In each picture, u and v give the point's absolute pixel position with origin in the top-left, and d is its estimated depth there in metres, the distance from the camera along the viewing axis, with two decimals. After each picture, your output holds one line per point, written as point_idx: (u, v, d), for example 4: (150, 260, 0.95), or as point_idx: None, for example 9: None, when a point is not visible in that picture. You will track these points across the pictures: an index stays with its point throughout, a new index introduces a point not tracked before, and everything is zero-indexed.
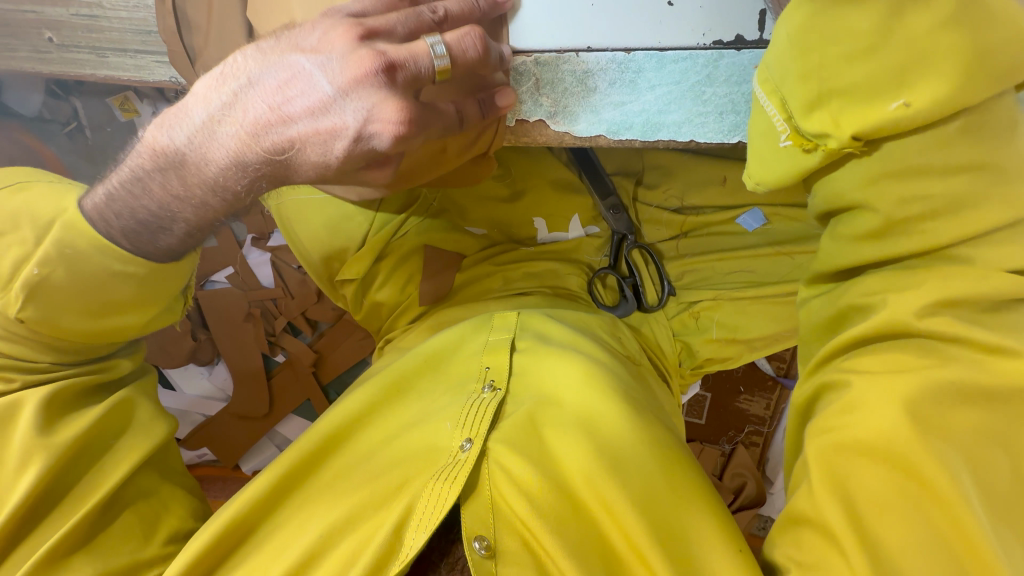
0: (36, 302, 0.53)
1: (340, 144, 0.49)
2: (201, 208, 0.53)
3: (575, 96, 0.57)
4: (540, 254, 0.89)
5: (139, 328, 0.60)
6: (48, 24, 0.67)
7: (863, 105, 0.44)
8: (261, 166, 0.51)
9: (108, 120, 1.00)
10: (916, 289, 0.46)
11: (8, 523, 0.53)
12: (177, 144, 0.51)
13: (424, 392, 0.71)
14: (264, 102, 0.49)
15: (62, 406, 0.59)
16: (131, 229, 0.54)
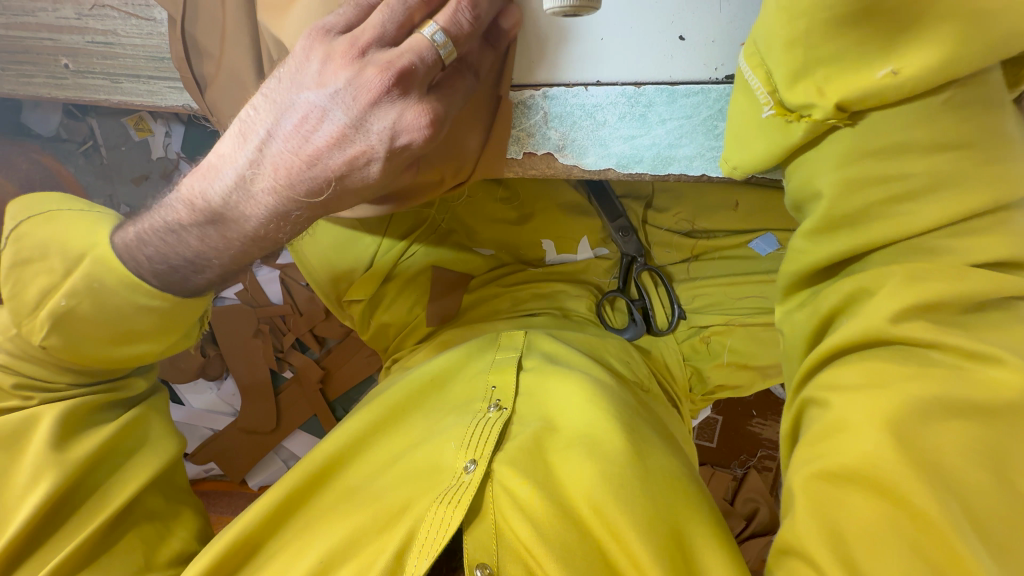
0: (60, 331, 0.53)
1: (378, 163, 0.48)
2: (255, 250, 0.54)
3: (584, 129, 0.57)
4: (549, 275, 0.88)
5: (155, 354, 0.59)
6: (65, 51, 0.68)
7: (851, 70, 0.42)
8: (301, 210, 0.51)
9: (123, 139, 1.02)
10: (893, 290, 0.43)
11: (7, 549, 0.52)
12: (212, 203, 0.50)
13: (429, 413, 0.70)
14: (289, 149, 0.48)
15: (76, 421, 0.60)
16: (163, 269, 0.53)
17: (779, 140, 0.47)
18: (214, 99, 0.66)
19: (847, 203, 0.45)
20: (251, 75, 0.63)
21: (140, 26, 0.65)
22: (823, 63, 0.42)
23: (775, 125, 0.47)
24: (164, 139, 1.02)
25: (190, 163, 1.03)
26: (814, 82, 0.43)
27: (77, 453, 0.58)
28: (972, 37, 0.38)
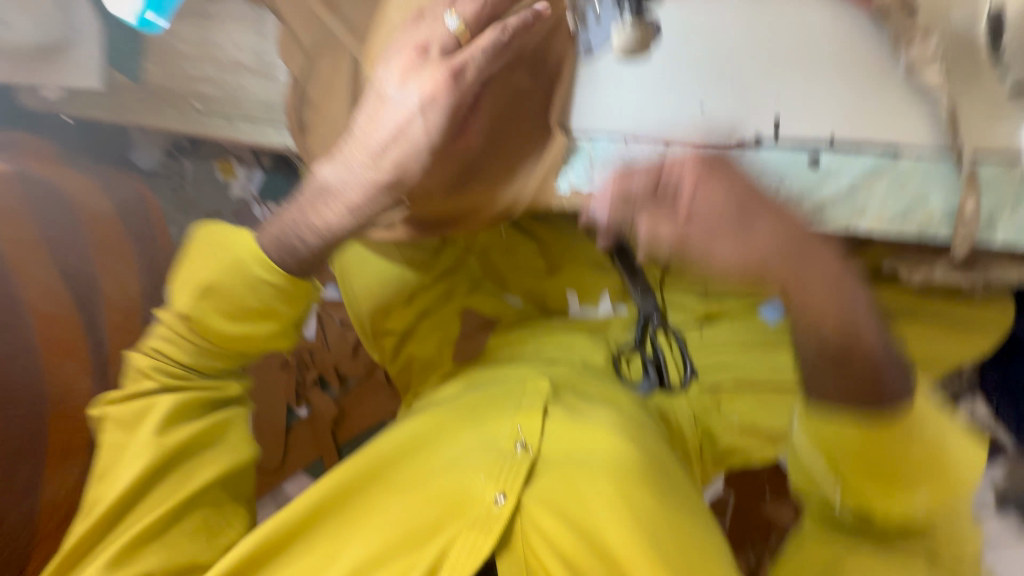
0: (209, 297, 0.62)
1: (424, 115, 0.55)
2: (349, 225, 0.59)
3: (620, 174, 0.58)
4: (570, 326, 0.94)
5: (261, 340, 0.65)
6: (196, 96, 0.86)
7: (886, 485, 0.55)
8: (368, 167, 0.57)
9: (207, 177, 1.21)
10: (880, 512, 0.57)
11: (102, 514, 0.59)
12: (316, 184, 0.59)
13: (458, 436, 0.66)
14: (355, 119, 0.58)
15: (188, 410, 0.65)
16: (274, 244, 0.61)
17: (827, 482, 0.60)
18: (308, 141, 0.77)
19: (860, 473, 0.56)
20: None
21: (262, 83, 0.83)
22: (867, 495, 0.57)
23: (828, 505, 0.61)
24: (243, 181, 1.21)
25: (261, 204, 1.20)
26: (878, 495, 0.56)
27: (170, 442, 0.62)
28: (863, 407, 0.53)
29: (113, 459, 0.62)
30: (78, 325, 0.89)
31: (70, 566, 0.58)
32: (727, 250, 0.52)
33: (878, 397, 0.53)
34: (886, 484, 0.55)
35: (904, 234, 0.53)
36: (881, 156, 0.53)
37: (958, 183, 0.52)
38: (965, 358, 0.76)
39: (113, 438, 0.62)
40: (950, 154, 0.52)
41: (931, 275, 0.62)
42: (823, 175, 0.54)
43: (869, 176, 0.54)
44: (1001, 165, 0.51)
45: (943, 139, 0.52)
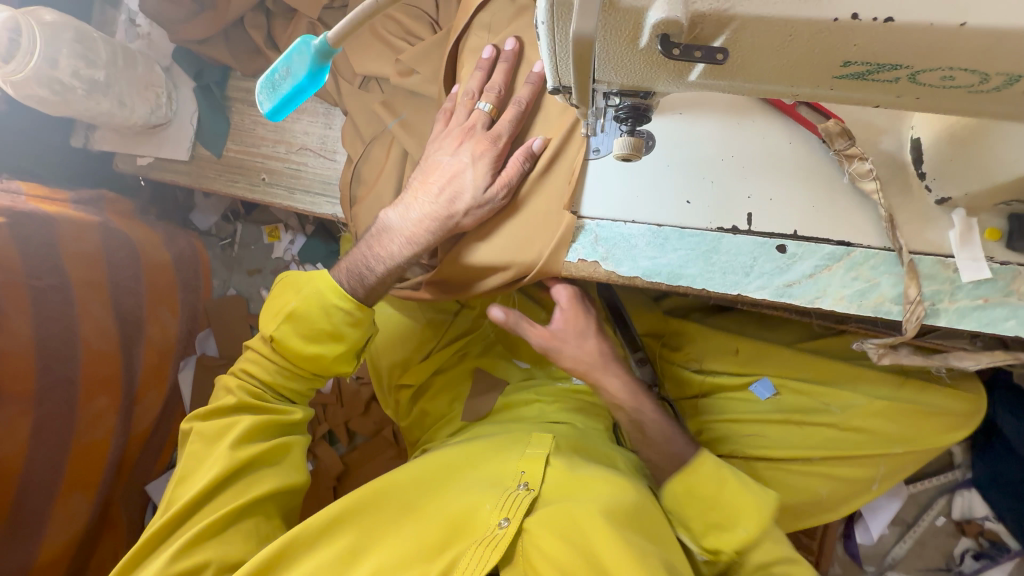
0: (293, 320, 0.71)
1: (472, 166, 0.68)
2: (409, 257, 0.72)
3: (620, 247, 0.67)
4: (571, 393, 0.99)
5: (330, 362, 0.73)
6: (266, 170, 1.00)
7: (725, 530, 0.71)
8: (431, 211, 0.70)
9: (256, 240, 1.34)
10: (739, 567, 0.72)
11: (177, 511, 0.61)
12: (382, 227, 0.73)
13: (468, 476, 0.69)
14: (421, 173, 0.72)
15: (261, 429, 0.69)
16: (347, 272, 0.73)
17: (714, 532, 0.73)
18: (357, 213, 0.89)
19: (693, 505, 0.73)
20: None
21: (324, 162, 0.98)
22: (700, 530, 0.73)
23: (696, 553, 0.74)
24: (286, 245, 1.32)
25: (300, 266, 1.31)
26: (709, 534, 0.72)
27: (245, 453, 0.66)
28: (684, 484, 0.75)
29: (191, 463, 0.65)
30: (119, 361, 1.00)
31: (139, 560, 0.60)
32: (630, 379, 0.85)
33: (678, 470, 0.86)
34: (716, 521, 0.72)
35: (862, 312, 0.60)
36: (838, 247, 0.61)
37: (901, 274, 0.59)
38: (952, 438, 0.82)
39: (197, 444, 0.67)
40: (893, 249, 0.59)
41: (897, 356, 0.66)
42: (789, 257, 0.62)
43: (827, 264, 0.61)
44: (938, 262, 0.58)
45: (887, 240, 0.60)
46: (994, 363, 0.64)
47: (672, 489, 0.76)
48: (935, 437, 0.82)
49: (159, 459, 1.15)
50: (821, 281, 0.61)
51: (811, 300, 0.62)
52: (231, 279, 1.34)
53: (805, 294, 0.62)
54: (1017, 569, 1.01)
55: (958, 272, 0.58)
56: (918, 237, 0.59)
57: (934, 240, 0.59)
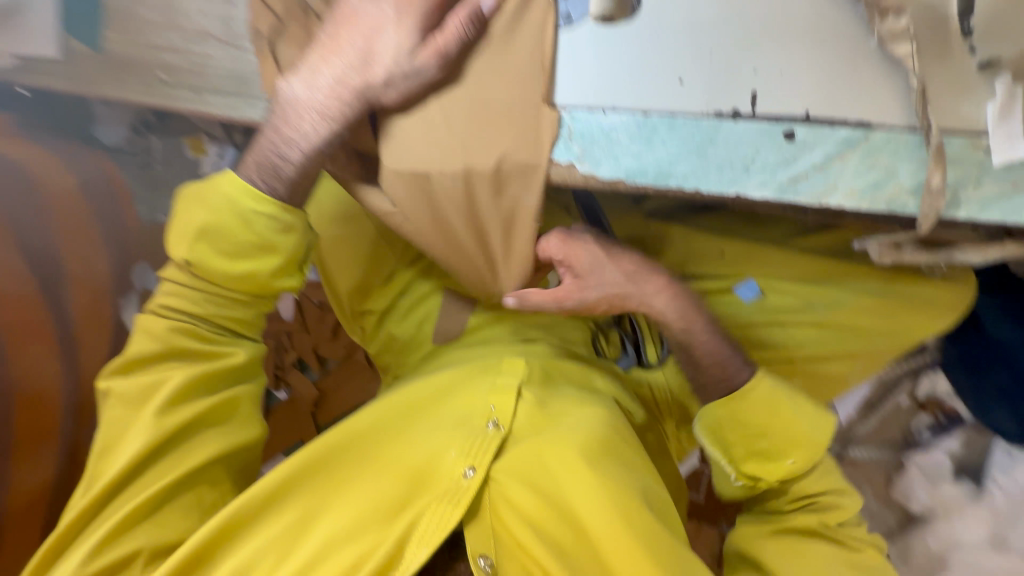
0: (206, 240, 0.62)
1: (397, 23, 0.57)
2: (327, 140, 0.62)
3: (601, 144, 0.56)
4: (550, 307, 0.91)
5: (263, 284, 0.65)
6: (162, 67, 0.81)
7: (771, 460, 0.76)
8: (349, 81, 0.59)
9: (177, 156, 1.18)
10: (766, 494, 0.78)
11: (106, 486, 0.58)
12: (292, 101, 0.62)
13: (435, 418, 0.68)
14: (333, 32, 0.60)
15: (195, 389, 0.63)
16: (258, 162, 0.63)
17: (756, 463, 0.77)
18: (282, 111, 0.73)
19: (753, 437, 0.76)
20: None
21: (232, 52, 0.78)
22: (742, 457, 0.77)
23: (726, 475, 0.80)
24: (213, 158, 1.18)
25: None
26: (752, 461, 0.77)
27: (179, 415, 0.62)
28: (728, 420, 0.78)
29: (118, 431, 0.61)
30: (41, 305, 0.86)
31: (76, 531, 0.58)
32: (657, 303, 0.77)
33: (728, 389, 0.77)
34: (764, 450, 0.76)
35: (873, 208, 0.52)
36: (855, 130, 0.51)
37: (926, 157, 0.50)
38: (935, 325, 0.78)
39: (126, 404, 0.62)
40: (920, 127, 0.50)
41: (899, 254, 0.62)
42: (798, 147, 0.52)
43: (840, 152, 0.52)
44: (968, 142, 0.50)
45: (913, 118, 0.50)
46: (1004, 254, 0.59)
47: (709, 413, 0.77)
48: (923, 326, 0.78)
49: None
50: (831, 173, 0.52)
51: (819, 196, 0.53)
52: (159, 206, 1.15)
53: (811, 191, 0.53)
54: (965, 438, 1.06)
55: (988, 153, 0.50)
56: (951, 114, 0.50)
57: (969, 117, 0.50)
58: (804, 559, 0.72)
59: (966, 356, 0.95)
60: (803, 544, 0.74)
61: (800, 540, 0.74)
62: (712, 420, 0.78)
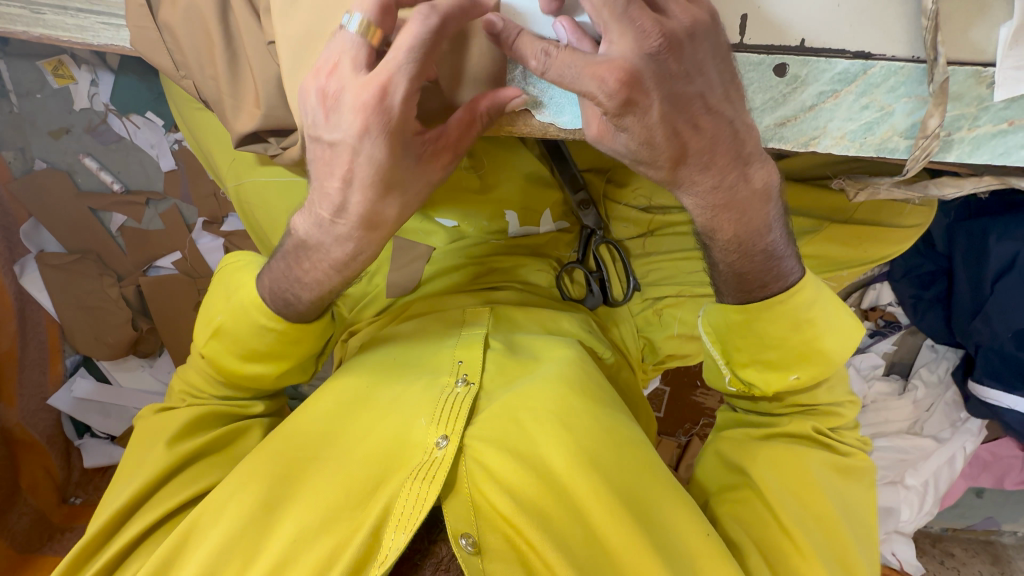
0: (221, 337, 0.61)
1: (366, 149, 0.46)
2: (337, 268, 0.55)
3: (563, 86, 0.50)
4: (511, 248, 0.85)
5: (271, 379, 0.64)
6: None
7: (774, 371, 0.58)
8: (349, 210, 0.51)
9: (39, 86, 0.94)
10: (778, 426, 0.64)
11: (109, 519, 0.59)
12: (300, 241, 0.55)
13: (397, 385, 0.65)
14: (313, 153, 0.49)
15: (205, 424, 0.66)
16: (274, 295, 0.58)
17: (762, 382, 0.59)
18: (172, 49, 0.62)
19: (751, 342, 0.57)
20: (214, 16, 0.59)
21: None
22: (740, 362, 0.59)
23: (718, 374, 0.63)
24: (88, 88, 0.94)
25: (123, 116, 0.98)
26: (752, 369, 0.59)
27: (184, 448, 0.63)
28: (755, 328, 0.56)
29: (129, 468, 0.63)
30: None
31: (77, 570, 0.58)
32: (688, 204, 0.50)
33: (748, 294, 0.55)
34: (770, 361, 0.57)
35: (862, 153, 0.48)
36: (854, 62, 0.45)
37: (926, 96, 0.45)
38: (895, 252, 0.76)
39: (139, 444, 0.65)
40: (925, 60, 0.44)
41: (874, 193, 0.64)
42: (788, 84, 0.46)
43: (834, 90, 0.46)
44: (973, 74, 0.44)
45: (919, 49, 0.44)
46: (981, 187, 0.59)
47: (715, 310, 0.59)
48: (880, 254, 0.76)
49: (49, 375, 1.04)
50: (822, 114, 0.47)
51: (806, 142, 0.48)
52: (32, 148, 0.97)
53: (799, 135, 0.48)
54: (899, 339, 1.15)
55: (992, 87, 0.44)
56: (954, 41, 0.44)
57: (974, 43, 0.44)
58: (802, 477, 0.60)
59: (913, 269, 1.02)
60: (793, 448, 0.61)
61: (793, 446, 0.62)
62: (722, 320, 0.58)
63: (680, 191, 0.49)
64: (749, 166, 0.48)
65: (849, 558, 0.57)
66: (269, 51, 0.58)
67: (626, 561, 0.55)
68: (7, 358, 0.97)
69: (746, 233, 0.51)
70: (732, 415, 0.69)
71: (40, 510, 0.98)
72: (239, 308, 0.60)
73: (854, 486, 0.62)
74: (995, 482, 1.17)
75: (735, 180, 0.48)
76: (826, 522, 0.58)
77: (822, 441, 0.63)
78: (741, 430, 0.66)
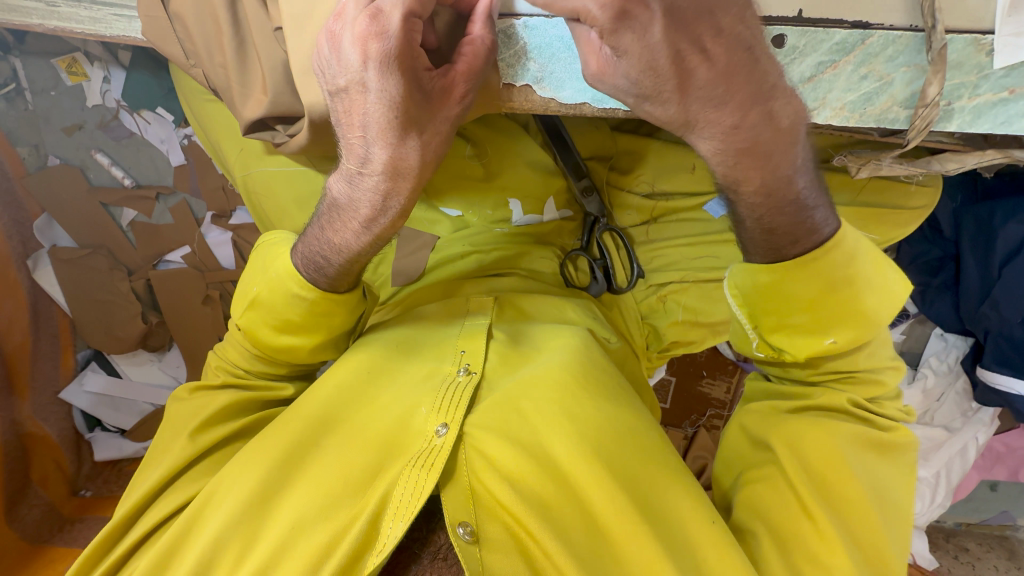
0: (258, 309, 0.62)
1: (376, 88, 0.46)
2: (364, 225, 0.55)
3: (563, 61, 0.51)
4: (514, 237, 0.85)
5: (308, 351, 0.64)
6: None
7: (808, 335, 0.57)
8: (376, 162, 0.51)
9: (52, 83, 0.96)
10: (814, 398, 0.62)
11: (137, 503, 0.61)
12: (333, 204, 0.57)
13: (398, 374, 0.65)
14: (335, 110, 0.50)
15: (236, 411, 0.67)
16: (309, 260, 0.59)
17: (792, 347, 0.58)
18: (182, 36, 0.64)
19: (781, 306, 0.57)
20: (222, 3, 0.61)
21: None
22: (769, 327, 0.59)
23: (746, 340, 0.62)
24: (100, 84, 0.96)
25: (134, 112, 1.00)
26: (783, 333, 0.58)
27: (208, 437, 0.64)
28: (784, 292, 0.56)
29: (159, 451, 0.65)
30: None
31: (106, 550, 0.60)
32: (705, 149, 0.49)
33: (777, 254, 0.55)
34: (801, 324, 0.57)
35: (861, 124, 0.49)
36: (852, 32, 0.45)
37: (924, 64, 0.46)
38: (898, 234, 0.76)
39: (169, 430, 0.66)
40: (923, 28, 0.45)
41: (877, 168, 0.63)
42: (787, 56, 0.46)
43: (832, 61, 0.46)
44: (972, 42, 0.44)
45: (917, 17, 0.45)
46: (985, 161, 0.58)
47: (744, 272, 0.58)
48: (884, 237, 0.76)
49: (61, 369, 1.05)
50: (821, 85, 0.47)
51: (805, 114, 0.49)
52: (46, 144, 0.99)
53: None
54: (909, 329, 1.13)
55: (991, 55, 0.45)
56: (953, 10, 0.44)
57: (973, 10, 0.44)
58: (829, 455, 0.59)
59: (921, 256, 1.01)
60: (828, 422, 0.60)
61: (826, 421, 0.60)
62: (750, 283, 0.58)
63: (694, 134, 0.49)
64: (774, 101, 0.46)
65: (871, 539, 0.56)
66: (276, 37, 0.59)
67: (628, 548, 0.54)
68: (20, 351, 0.98)
69: (773, 181, 0.50)
70: (764, 387, 0.68)
71: (51, 503, 1.00)
72: (277, 278, 0.60)
73: (890, 464, 0.61)
74: (1009, 474, 1.16)
75: (757, 118, 0.46)
76: (846, 500, 0.58)
77: (856, 414, 0.61)
78: (772, 403, 0.65)
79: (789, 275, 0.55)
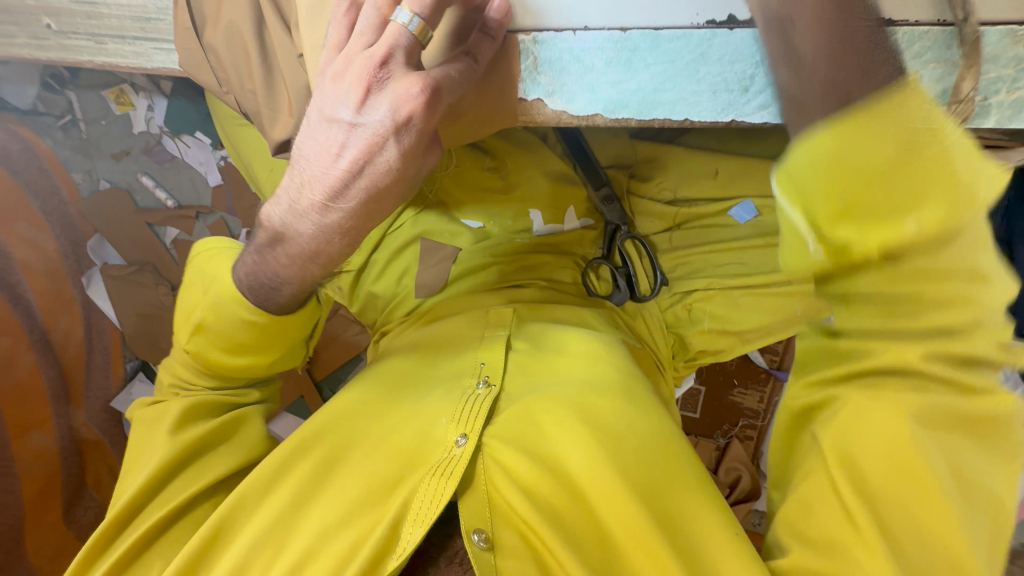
0: (204, 333, 0.64)
1: (396, 143, 0.48)
2: (316, 264, 0.57)
3: (573, 74, 0.51)
4: (537, 247, 0.85)
5: (262, 368, 0.68)
6: (46, 10, 0.70)
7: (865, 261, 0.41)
8: (354, 213, 0.52)
9: (103, 113, 1.06)
10: (888, 351, 0.45)
11: (117, 516, 0.59)
12: (276, 232, 0.56)
13: (420, 387, 0.67)
14: (325, 146, 0.50)
15: (199, 413, 0.67)
16: (254, 287, 0.60)
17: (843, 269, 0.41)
18: (216, 68, 0.68)
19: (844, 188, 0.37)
20: (251, 34, 0.63)
21: None
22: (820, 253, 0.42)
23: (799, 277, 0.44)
24: (144, 112, 1.06)
25: (174, 137, 1.09)
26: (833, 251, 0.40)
27: (186, 437, 0.64)
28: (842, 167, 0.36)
29: (135, 463, 0.64)
30: None
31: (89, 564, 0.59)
32: None
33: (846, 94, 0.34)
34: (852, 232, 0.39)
35: None
36: None
37: (957, 60, 0.43)
38: None
39: (138, 437, 0.68)
40: (953, 23, 0.43)
41: None
42: None
43: None
44: (1008, 34, 0.42)
45: (946, 12, 0.43)
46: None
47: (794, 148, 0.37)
48: None
49: (113, 378, 1.10)
50: None
51: None
52: (98, 169, 1.08)
53: None
54: None
55: None
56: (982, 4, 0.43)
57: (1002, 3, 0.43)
58: (897, 447, 0.45)
59: None
60: (888, 389, 0.46)
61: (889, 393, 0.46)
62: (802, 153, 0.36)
63: None
64: None
65: (949, 543, 0.43)
66: (299, 63, 0.62)
67: (643, 562, 0.52)
68: (75, 362, 1.02)
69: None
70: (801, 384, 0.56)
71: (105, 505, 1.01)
72: (221, 303, 0.62)
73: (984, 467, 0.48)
74: None
75: None
76: (917, 507, 0.45)
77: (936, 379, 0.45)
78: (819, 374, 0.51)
79: (868, 128, 0.34)
